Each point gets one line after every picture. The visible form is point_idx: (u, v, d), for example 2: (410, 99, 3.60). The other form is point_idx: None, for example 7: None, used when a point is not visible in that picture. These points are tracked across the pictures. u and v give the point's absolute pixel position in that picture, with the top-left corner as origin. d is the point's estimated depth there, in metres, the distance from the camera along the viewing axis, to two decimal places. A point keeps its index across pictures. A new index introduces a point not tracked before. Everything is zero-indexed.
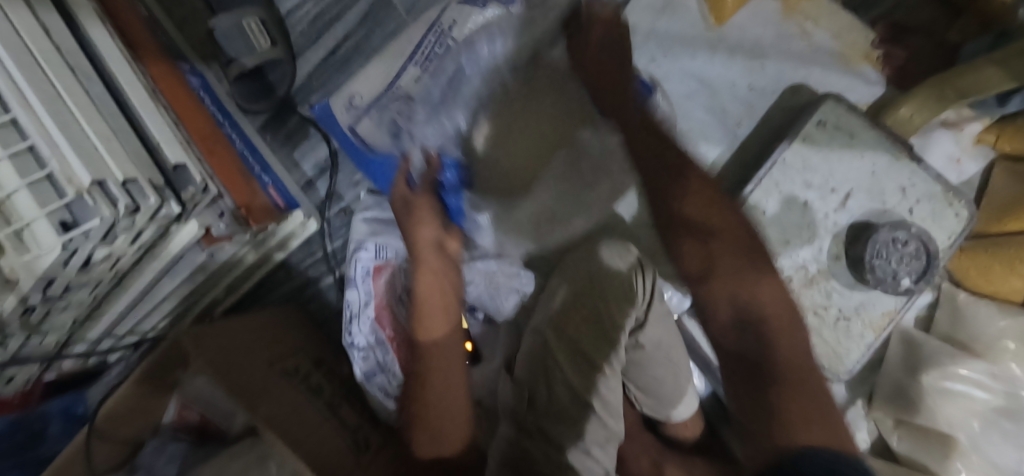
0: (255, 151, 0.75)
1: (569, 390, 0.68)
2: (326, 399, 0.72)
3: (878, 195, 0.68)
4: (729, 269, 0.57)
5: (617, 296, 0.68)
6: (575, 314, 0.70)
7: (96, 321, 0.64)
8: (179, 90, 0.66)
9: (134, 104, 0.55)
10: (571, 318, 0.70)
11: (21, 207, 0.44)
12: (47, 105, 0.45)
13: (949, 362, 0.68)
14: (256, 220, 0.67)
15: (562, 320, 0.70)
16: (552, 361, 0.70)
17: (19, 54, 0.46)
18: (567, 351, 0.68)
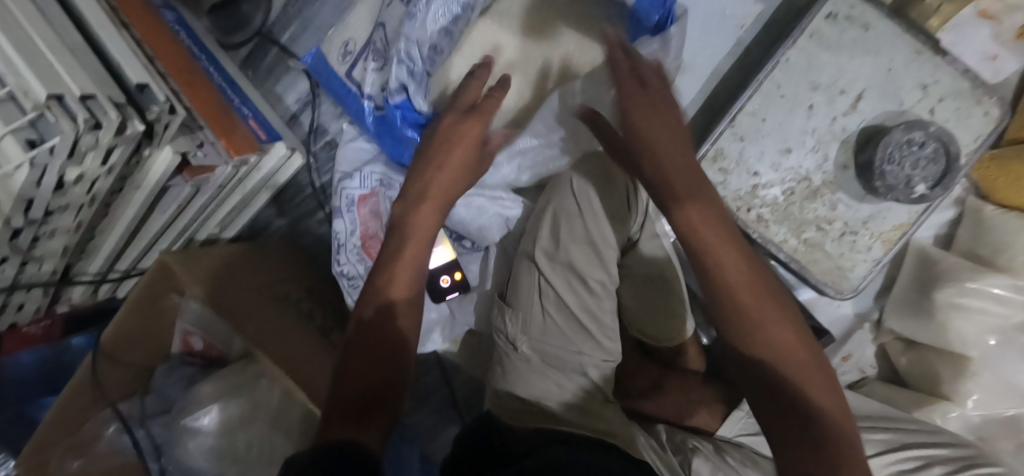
0: (235, 85, 0.73)
1: (565, 312, 0.66)
2: (319, 324, 0.72)
3: (895, 95, 0.61)
4: (716, 266, 0.43)
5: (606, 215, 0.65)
6: (566, 230, 0.66)
7: (93, 254, 0.65)
8: (149, 26, 0.64)
9: (97, 31, 0.54)
10: (562, 240, 0.66)
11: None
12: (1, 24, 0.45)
13: (966, 278, 0.63)
14: (236, 150, 0.66)
15: (555, 237, 0.67)
16: (544, 281, 0.67)
17: None
18: (560, 273, 0.66)
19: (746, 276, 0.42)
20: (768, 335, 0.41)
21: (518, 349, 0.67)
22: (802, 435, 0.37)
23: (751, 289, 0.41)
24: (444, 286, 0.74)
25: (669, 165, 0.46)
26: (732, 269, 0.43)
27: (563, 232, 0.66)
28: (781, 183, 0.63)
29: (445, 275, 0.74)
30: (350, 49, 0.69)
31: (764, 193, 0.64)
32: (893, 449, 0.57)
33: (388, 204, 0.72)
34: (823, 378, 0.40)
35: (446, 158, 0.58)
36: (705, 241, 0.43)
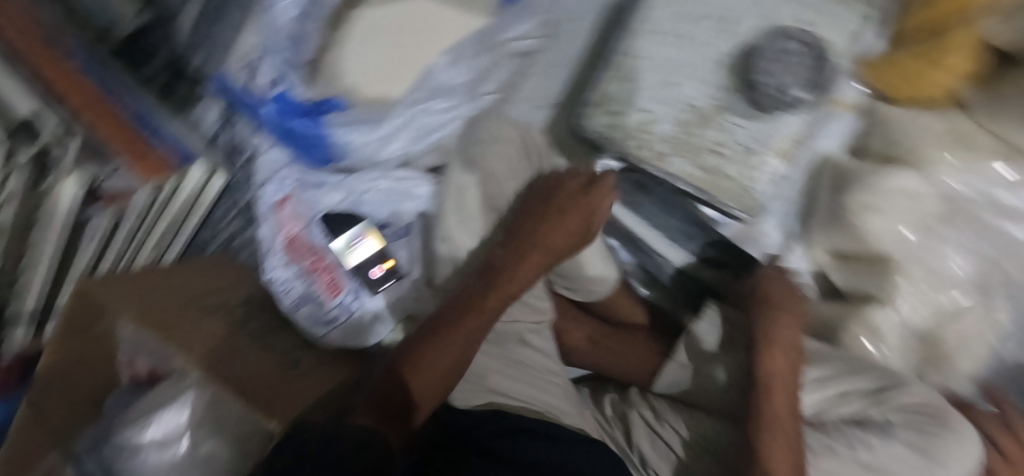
0: (149, 115, 0.75)
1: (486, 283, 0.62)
2: (253, 330, 0.72)
3: (767, 11, 0.62)
4: (788, 385, 0.54)
5: (507, 173, 0.62)
6: (467, 200, 0.62)
7: (23, 294, 0.67)
8: (57, 68, 0.69)
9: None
10: (465, 211, 0.62)
11: None
12: None
13: (870, 175, 0.63)
14: (152, 175, 0.68)
15: (455, 211, 0.62)
16: (457, 256, 0.62)
17: None
18: (470, 245, 0.62)
19: (786, 389, 0.53)
20: (789, 402, 0.52)
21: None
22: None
23: (769, 302, 0.60)
24: (376, 277, 0.75)
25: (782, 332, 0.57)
26: (783, 372, 0.55)
27: (463, 210, 0.61)
28: (671, 115, 0.64)
29: (376, 265, 0.74)
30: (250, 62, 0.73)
31: (657, 127, 0.64)
32: (814, 382, 0.57)
33: (306, 202, 0.73)
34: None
35: (595, 196, 0.60)
36: (783, 327, 0.58)
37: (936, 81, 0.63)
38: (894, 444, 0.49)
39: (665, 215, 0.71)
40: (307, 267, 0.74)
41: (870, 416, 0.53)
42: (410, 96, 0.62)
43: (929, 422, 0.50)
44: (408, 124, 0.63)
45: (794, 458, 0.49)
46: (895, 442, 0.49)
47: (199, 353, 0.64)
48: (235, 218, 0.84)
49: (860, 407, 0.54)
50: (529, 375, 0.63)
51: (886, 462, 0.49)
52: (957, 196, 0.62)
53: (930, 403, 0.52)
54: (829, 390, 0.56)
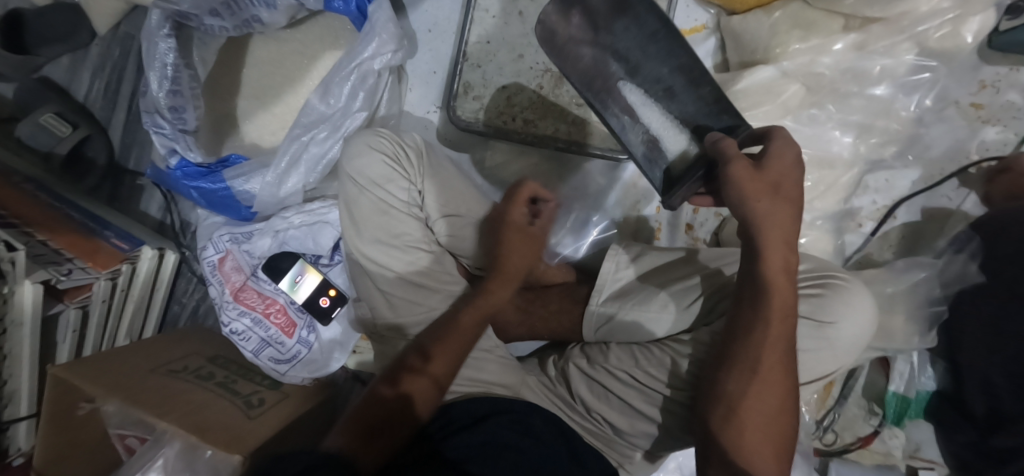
0: (95, 215, 0.85)
1: (399, 281, 0.66)
2: (218, 380, 0.78)
3: None
4: (782, 354, 0.50)
5: (387, 177, 0.66)
6: (357, 209, 0.67)
7: (16, 398, 0.74)
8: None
9: None
10: (360, 226, 0.67)
11: None
12: None
13: (731, 84, 0.65)
14: (103, 265, 0.78)
15: (353, 222, 0.67)
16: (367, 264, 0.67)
17: None
18: (377, 250, 0.66)
19: (778, 363, 0.49)
20: (773, 373, 0.49)
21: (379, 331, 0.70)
22: (727, 423, 0.50)
23: (773, 194, 0.50)
24: (325, 306, 0.80)
25: (781, 297, 0.50)
26: (779, 343, 0.49)
27: (359, 222, 0.67)
28: (530, 81, 0.71)
29: (322, 295, 0.80)
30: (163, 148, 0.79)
31: (521, 96, 0.72)
32: None
33: (244, 254, 0.80)
34: (778, 430, 0.50)
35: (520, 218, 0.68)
36: (780, 281, 0.50)
37: None
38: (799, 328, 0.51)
39: (645, 58, 0.62)
40: (261, 314, 0.80)
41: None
42: (291, 134, 0.69)
43: (815, 291, 0.52)
44: (299, 158, 0.70)
45: (782, 392, 0.50)
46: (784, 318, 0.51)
47: (164, 412, 0.67)
48: (197, 288, 0.92)
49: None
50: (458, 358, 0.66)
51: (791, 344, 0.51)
52: (818, 77, 0.63)
53: (811, 269, 0.55)
54: None
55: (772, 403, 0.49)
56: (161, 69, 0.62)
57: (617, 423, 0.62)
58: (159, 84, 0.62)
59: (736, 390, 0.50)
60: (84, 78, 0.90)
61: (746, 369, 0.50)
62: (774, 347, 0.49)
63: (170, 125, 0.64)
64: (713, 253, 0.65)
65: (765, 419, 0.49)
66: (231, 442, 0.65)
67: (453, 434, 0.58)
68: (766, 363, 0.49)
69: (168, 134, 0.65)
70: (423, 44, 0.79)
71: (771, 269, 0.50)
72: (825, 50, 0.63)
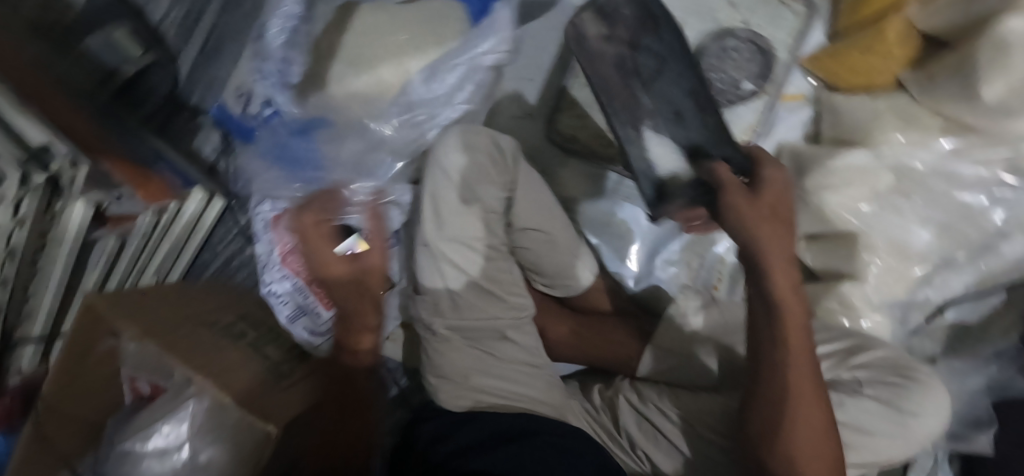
0: (149, 145, 0.80)
1: (468, 283, 0.66)
2: (249, 341, 0.76)
3: (709, 16, 0.68)
4: (811, 373, 0.49)
5: (479, 178, 0.66)
6: (444, 206, 0.65)
7: (31, 319, 0.71)
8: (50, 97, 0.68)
9: None
10: (443, 219, 0.65)
11: None
12: None
13: (828, 158, 0.67)
14: (154, 198, 0.74)
15: (437, 216, 0.66)
16: (439, 258, 0.65)
17: None
18: (451, 247, 0.65)
19: (809, 380, 0.49)
20: (806, 395, 0.49)
21: (435, 331, 0.68)
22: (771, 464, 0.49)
23: (774, 218, 0.50)
24: None
25: (791, 319, 0.50)
26: (799, 364, 0.49)
27: (442, 217, 0.65)
28: None
29: None
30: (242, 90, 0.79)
31: None
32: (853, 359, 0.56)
33: None
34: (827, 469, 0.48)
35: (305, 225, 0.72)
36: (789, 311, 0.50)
37: (876, 67, 0.68)
38: (863, 403, 0.51)
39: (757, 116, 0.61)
40: (303, 280, 0.77)
41: (840, 378, 0.54)
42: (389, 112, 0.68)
43: (899, 381, 0.52)
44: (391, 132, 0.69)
45: (822, 413, 0.49)
46: (865, 401, 0.51)
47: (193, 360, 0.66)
48: (235, 239, 0.88)
49: (833, 372, 0.55)
50: (508, 370, 0.67)
51: (856, 419, 0.51)
52: (910, 171, 0.65)
53: (890, 359, 0.56)
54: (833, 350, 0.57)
55: (814, 421, 0.49)
56: (286, 16, 0.62)
57: (663, 467, 0.61)
58: (280, 30, 0.61)
59: (771, 415, 0.50)
60: (164, 4, 0.87)
61: (772, 396, 0.50)
62: (796, 368, 0.49)
63: (276, 74, 0.62)
64: None
65: (812, 438, 0.48)
66: (264, 412, 0.66)
67: (494, 450, 0.57)
68: (796, 388, 0.49)
69: (275, 83, 0.63)
70: (525, 49, 0.79)
71: (782, 296, 0.50)
72: (919, 144, 0.65)
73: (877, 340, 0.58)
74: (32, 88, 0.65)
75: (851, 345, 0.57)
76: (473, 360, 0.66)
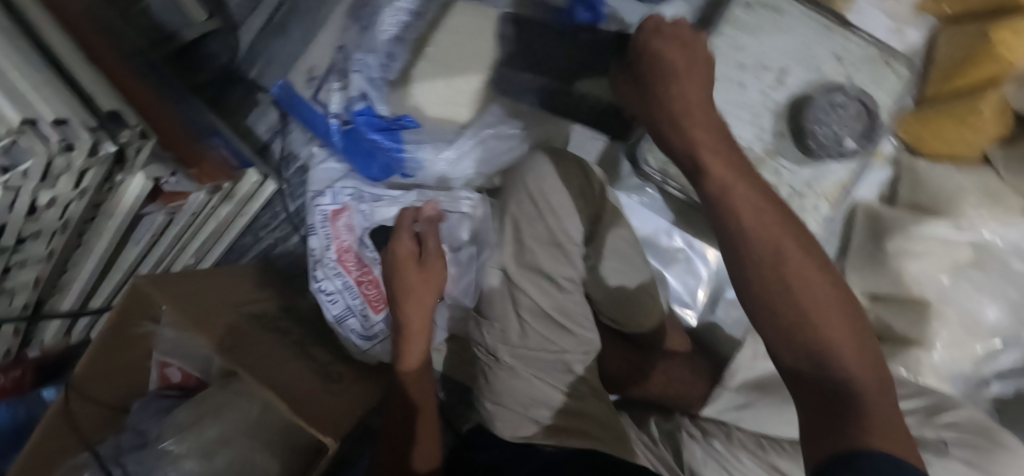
0: (203, 118, 0.76)
1: (542, 315, 0.63)
2: (295, 339, 0.72)
3: (815, 66, 0.67)
4: (799, 247, 0.40)
5: (566, 207, 0.63)
6: (528, 233, 0.63)
7: (63, 291, 0.66)
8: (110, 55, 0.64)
9: (48, 42, 0.55)
10: (524, 241, 0.63)
11: None
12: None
13: (910, 224, 0.67)
14: (208, 178, 0.69)
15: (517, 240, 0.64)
16: (515, 287, 0.63)
17: None
18: (528, 276, 0.63)
19: (817, 291, 0.39)
20: (809, 279, 0.39)
21: (499, 359, 0.65)
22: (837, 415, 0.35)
23: (687, 76, 0.49)
24: None
25: (750, 213, 0.41)
26: (791, 249, 0.40)
27: (527, 238, 0.63)
28: None
29: None
30: (313, 74, 0.74)
31: None
32: (935, 419, 0.57)
33: (360, 215, 0.73)
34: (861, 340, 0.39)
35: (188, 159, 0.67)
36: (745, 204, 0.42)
37: (964, 139, 0.69)
38: (951, 463, 0.52)
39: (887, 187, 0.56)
40: (354, 279, 0.74)
41: (924, 436, 0.55)
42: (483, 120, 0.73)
43: (984, 443, 0.53)
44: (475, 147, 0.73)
45: (830, 282, 0.39)
46: (952, 461, 0.52)
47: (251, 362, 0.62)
48: (279, 226, 0.83)
49: (916, 430, 0.56)
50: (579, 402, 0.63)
51: None
52: (986, 246, 0.66)
53: (974, 420, 0.56)
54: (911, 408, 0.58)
55: (843, 330, 0.38)
56: (393, 23, 0.70)
57: None
58: (388, 31, 0.70)
59: (789, 357, 0.39)
60: None
61: (771, 314, 0.39)
62: (804, 286, 0.39)
63: (377, 71, 0.70)
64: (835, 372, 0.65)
65: (840, 319, 0.38)
66: (323, 424, 0.59)
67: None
68: (804, 296, 0.39)
69: (366, 76, 0.69)
70: None
71: (732, 196, 0.42)
72: (998, 221, 0.66)
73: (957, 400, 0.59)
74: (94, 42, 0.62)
75: (931, 405, 0.58)
76: (544, 393, 0.63)
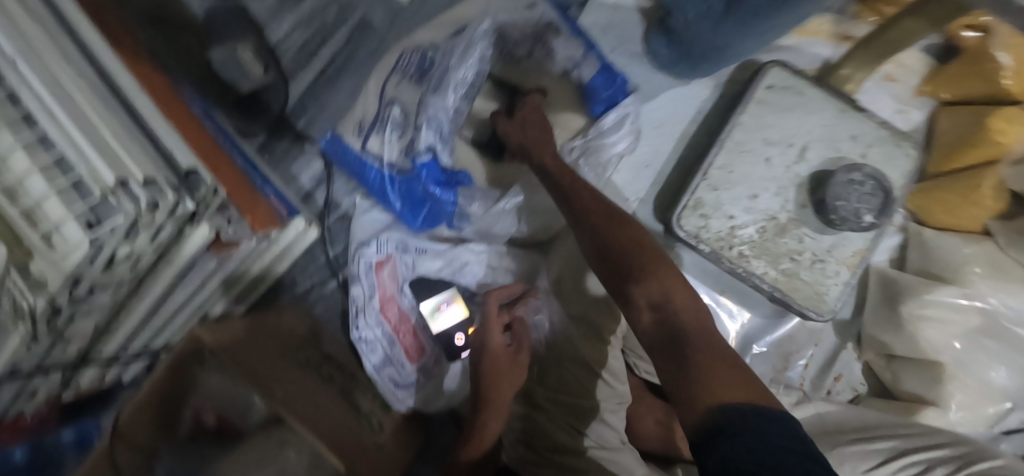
0: (256, 167, 0.79)
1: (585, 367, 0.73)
2: (338, 385, 0.75)
3: (832, 144, 0.74)
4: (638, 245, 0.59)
5: None
6: None
7: (110, 335, 0.67)
8: (168, 103, 0.68)
9: (138, 104, 0.59)
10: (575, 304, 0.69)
11: (49, 214, 0.47)
12: (88, 139, 0.49)
13: (924, 292, 0.72)
14: (260, 226, 0.70)
15: None
16: None
17: (50, 81, 0.51)
18: None
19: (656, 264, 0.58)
20: (650, 271, 0.57)
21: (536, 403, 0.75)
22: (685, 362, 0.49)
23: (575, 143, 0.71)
24: (457, 343, 0.77)
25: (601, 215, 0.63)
26: (633, 250, 0.59)
27: None
28: (754, 221, 0.73)
29: (460, 332, 0.77)
30: (364, 125, 0.70)
31: (741, 231, 0.73)
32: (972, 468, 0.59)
33: (404, 265, 0.77)
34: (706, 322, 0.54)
35: (215, 159, 0.69)
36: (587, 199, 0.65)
37: (970, 214, 0.75)
38: None
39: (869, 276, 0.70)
40: (393, 329, 0.76)
41: None
42: (527, 181, 0.77)
43: None
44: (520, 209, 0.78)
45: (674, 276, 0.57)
46: None
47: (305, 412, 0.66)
48: (317, 271, 0.86)
49: None
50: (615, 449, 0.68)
51: None
52: (991, 312, 0.72)
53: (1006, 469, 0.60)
54: (943, 457, 0.62)
55: (690, 305, 0.54)
56: (461, 86, 0.72)
57: None
58: (455, 89, 0.71)
59: (636, 310, 0.56)
60: (285, 26, 0.86)
61: (644, 310, 0.56)
62: (650, 271, 0.57)
63: (445, 125, 0.73)
64: (864, 422, 0.68)
65: (680, 291, 0.56)
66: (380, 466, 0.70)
67: None
68: (647, 286, 0.56)
69: (429, 126, 0.72)
70: (645, 138, 0.83)
71: (596, 215, 0.63)
72: (999, 290, 0.72)
73: (988, 451, 0.62)
74: (156, 92, 0.67)
75: (964, 454, 0.62)
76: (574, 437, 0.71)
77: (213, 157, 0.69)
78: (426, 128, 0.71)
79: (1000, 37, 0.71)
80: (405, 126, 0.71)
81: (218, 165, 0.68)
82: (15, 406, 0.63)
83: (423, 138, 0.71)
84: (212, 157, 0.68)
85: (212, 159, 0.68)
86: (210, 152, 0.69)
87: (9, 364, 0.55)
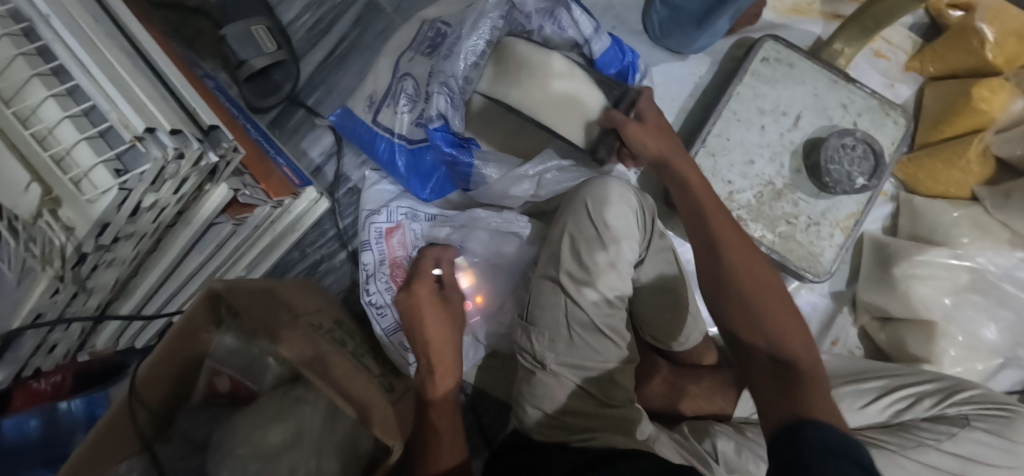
0: (269, 140, 0.82)
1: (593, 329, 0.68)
2: (351, 350, 0.74)
3: (825, 113, 0.77)
4: (745, 256, 0.56)
5: (623, 233, 0.68)
6: (582, 248, 0.69)
7: (127, 295, 0.69)
8: (186, 72, 0.71)
9: (161, 67, 0.62)
10: (585, 261, 0.68)
11: (78, 161, 0.50)
12: (119, 92, 0.52)
13: (915, 252, 0.75)
14: (274, 193, 0.72)
15: (574, 256, 0.69)
16: (571, 302, 0.68)
17: (82, 39, 0.54)
18: (581, 289, 0.68)
19: (759, 277, 0.55)
20: (756, 288, 0.54)
21: (545, 366, 0.68)
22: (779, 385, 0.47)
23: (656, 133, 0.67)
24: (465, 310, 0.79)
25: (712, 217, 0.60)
26: (742, 265, 0.55)
27: (584, 254, 0.68)
28: (751, 186, 0.76)
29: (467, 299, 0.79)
30: (374, 100, 0.79)
31: (739, 196, 0.76)
32: (959, 398, 0.64)
33: (413, 232, 0.79)
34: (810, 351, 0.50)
35: (232, 129, 0.71)
36: (690, 191, 0.63)
37: (956, 180, 0.78)
38: (977, 434, 0.61)
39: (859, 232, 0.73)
40: None
41: (946, 414, 0.63)
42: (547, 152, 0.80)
43: (1002, 413, 0.63)
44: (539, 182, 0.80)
45: (780, 300, 0.54)
46: (976, 432, 0.61)
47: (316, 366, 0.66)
48: (326, 243, 0.88)
49: (938, 409, 0.64)
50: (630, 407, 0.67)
51: (972, 450, 0.60)
52: (980, 270, 0.75)
53: (987, 396, 0.64)
54: (933, 395, 0.65)
55: (795, 334, 0.51)
56: (471, 55, 0.72)
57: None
58: (465, 58, 0.72)
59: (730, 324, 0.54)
60: (296, 8, 0.89)
61: (742, 327, 0.53)
62: (757, 290, 0.54)
63: (455, 92, 0.72)
64: (852, 365, 0.72)
65: (784, 317, 0.52)
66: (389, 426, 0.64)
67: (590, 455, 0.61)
68: (753, 303, 0.53)
69: (441, 95, 0.71)
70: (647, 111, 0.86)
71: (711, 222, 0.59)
72: (987, 249, 0.75)
73: (969, 381, 0.66)
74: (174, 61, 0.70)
75: (949, 385, 0.66)
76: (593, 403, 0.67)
77: (228, 126, 0.71)
78: (437, 95, 0.71)
79: (981, 11, 0.75)
80: (418, 98, 0.76)
81: (234, 136, 0.71)
82: (34, 362, 0.63)
83: (436, 107, 0.72)
84: (227, 125, 0.71)
85: (232, 131, 0.71)
86: (225, 120, 0.71)
87: (33, 312, 0.57)
